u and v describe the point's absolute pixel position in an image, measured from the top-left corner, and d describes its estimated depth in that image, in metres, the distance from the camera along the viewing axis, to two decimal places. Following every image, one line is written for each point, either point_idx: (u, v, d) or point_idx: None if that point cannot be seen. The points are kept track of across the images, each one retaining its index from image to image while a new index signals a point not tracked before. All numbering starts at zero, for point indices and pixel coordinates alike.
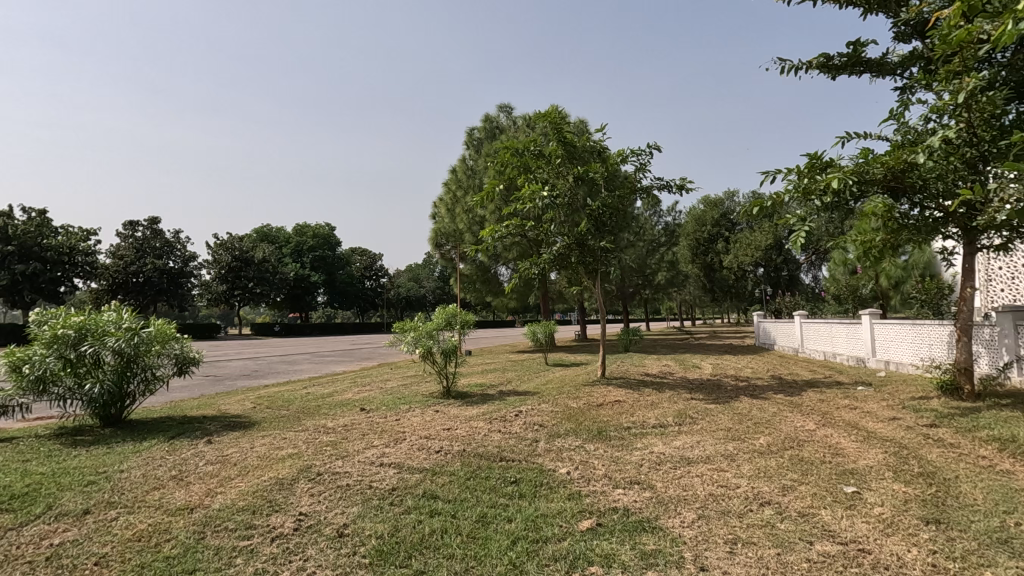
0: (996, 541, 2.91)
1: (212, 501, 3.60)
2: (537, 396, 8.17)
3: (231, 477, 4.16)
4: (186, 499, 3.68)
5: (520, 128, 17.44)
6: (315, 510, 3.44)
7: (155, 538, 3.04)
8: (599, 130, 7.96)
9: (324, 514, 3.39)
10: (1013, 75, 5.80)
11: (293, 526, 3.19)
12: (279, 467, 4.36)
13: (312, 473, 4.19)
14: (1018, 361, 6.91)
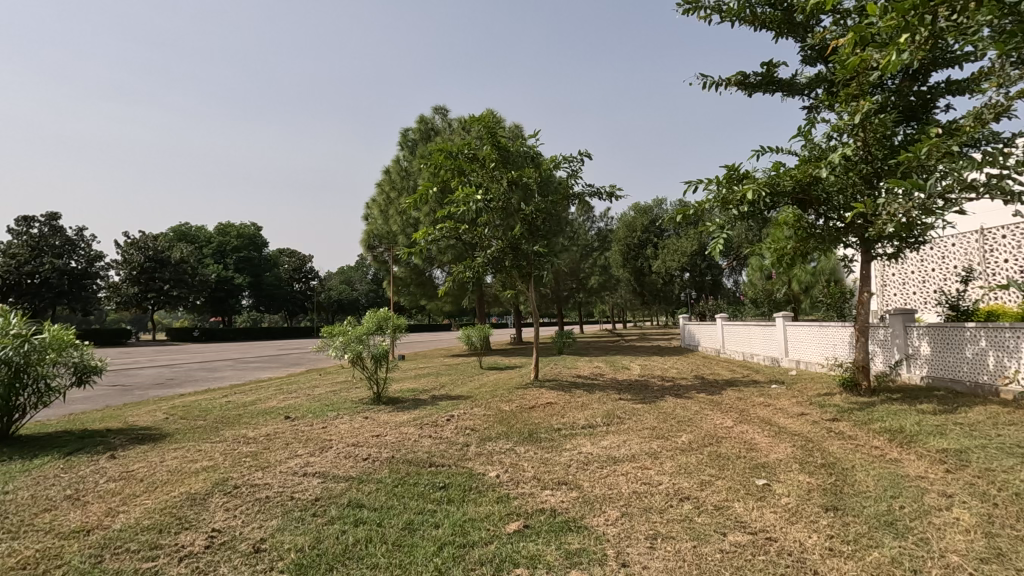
0: (883, 524, 3.18)
1: (112, 522, 3.33)
2: (469, 400, 8.14)
3: (136, 493, 3.87)
4: (83, 520, 3.38)
5: (455, 130, 17.41)
6: (229, 525, 3.26)
7: (42, 565, 2.78)
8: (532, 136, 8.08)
9: (239, 529, 3.21)
10: (901, 100, 6.45)
11: (205, 544, 3.00)
12: (192, 481, 4.10)
13: (228, 486, 3.97)
14: (908, 359, 7.63)
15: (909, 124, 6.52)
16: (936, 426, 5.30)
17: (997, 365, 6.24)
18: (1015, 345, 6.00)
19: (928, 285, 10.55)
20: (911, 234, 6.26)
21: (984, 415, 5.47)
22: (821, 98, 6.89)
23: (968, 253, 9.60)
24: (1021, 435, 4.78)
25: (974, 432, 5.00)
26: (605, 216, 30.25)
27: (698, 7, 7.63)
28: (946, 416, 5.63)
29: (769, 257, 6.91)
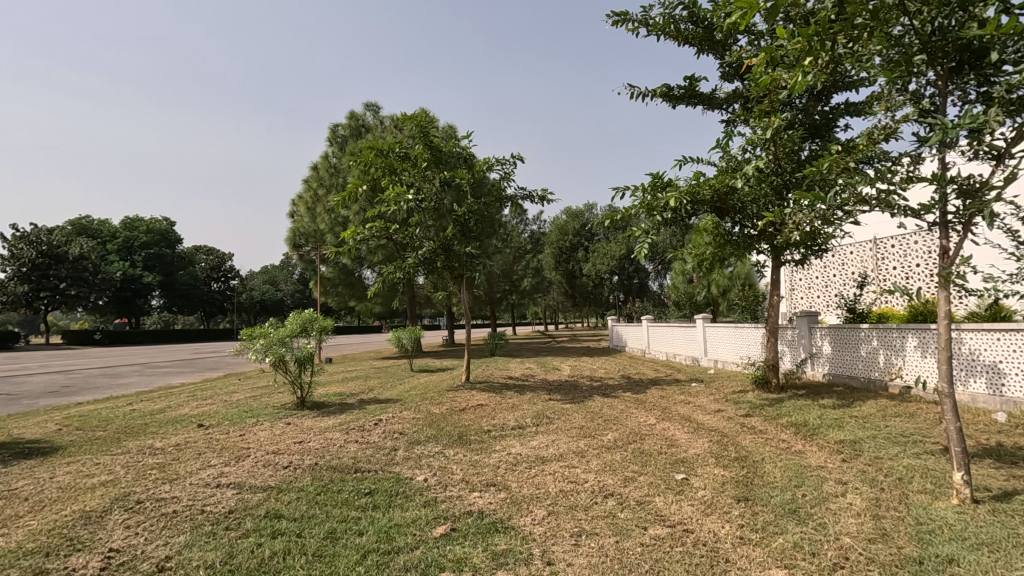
0: (788, 511, 3.40)
1: None
2: (399, 404, 7.97)
3: (19, 514, 3.47)
4: None
5: (387, 128, 17.02)
6: (130, 544, 2.99)
7: None
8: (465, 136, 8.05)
9: (140, 547, 2.96)
10: (806, 118, 6.98)
11: (100, 566, 2.74)
12: (87, 498, 3.74)
13: (129, 501, 3.65)
14: (811, 357, 8.26)
15: (814, 140, 7.05)
16: (835, 419, 5.75)
17: (885, 363, 6.87)
18: (901, 345, 6.63)
19: (829, 289, 11.45)
20: (815, 243, 6.76)
21: (873, 408, 6.00)
22: (737, 112, 7.33)
23: (863, 261, 10.52)
24: (904, 425, 5.29)
25: (866, 424, 5.48)
26: (538, 220, 30.71)
27: (626, 19, 7.88)
28: (843, 410, 6.13)
29: (690, 262, 7.22)
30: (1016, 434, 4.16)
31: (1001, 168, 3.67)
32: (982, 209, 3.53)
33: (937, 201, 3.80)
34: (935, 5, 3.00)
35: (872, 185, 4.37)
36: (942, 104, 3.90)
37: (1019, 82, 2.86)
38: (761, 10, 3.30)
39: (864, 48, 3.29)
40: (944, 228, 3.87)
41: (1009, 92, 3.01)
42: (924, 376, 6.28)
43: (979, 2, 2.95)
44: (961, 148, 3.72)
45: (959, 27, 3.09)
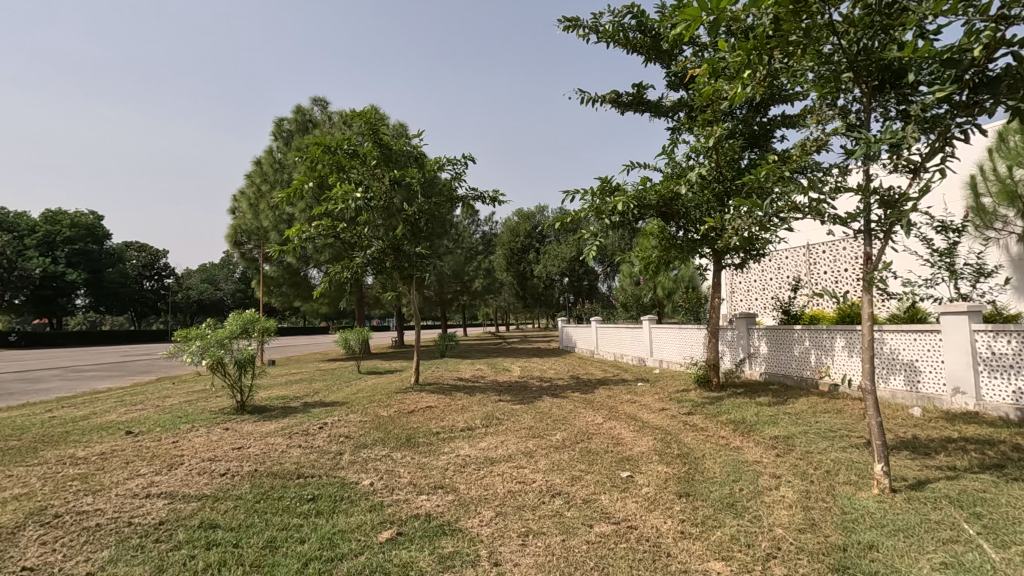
0: (726, 505, 3.54)
1: None
2: (345, 407, 7.77)
3: None
4: None
5: (335, 124, 16.56)
6: (45, 562, 2.78)
7: None
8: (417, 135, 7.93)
9: (58, 565, 2.75)
10: (745, 129, 7.31)
11: None
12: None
13: (46, 516, 3.39)
14: (749, 357, 8.64)
15: (753, 150, 7.38)
16: (770, 416, 6.03)
17: (816, 362, 7.27)
18: (830, 345, 7.03)
19: (766, 292, 11.99)
20: (753, 247, 7.08)
21: (804, 405, 6.33)
22: (683, 120, 7.58)
23: (797, 265, 11.10)
24: (832, 421, 5.61)
25: (798, 420, 5.77)
26: (490, 221, 30.70)
27: (576, 25, 8.02)
28: (778, 407, 6.44)
29: (637, 264, 7.39)
30: (929, 428, 4.49)
31: (917, 181, 3.96)
32: (900, 218, 3.79)
33: (861, 211, 4.05)
34: (860, 26, 3.21)
35: (804, 193, 4.61)
36: (866, 120, 4.16)
37: (932, 102, 3.10)
38: (703, 23, 3.41)
39: (799, 63, 3.46)
40: (867, 235, 4.12)
41: (923, 110, 3.24)
42: (850, 374, 6.68)
43: (899, 27, 3.20)
44: (882, 161, 3.98)
45: (882, 49, 3.30)
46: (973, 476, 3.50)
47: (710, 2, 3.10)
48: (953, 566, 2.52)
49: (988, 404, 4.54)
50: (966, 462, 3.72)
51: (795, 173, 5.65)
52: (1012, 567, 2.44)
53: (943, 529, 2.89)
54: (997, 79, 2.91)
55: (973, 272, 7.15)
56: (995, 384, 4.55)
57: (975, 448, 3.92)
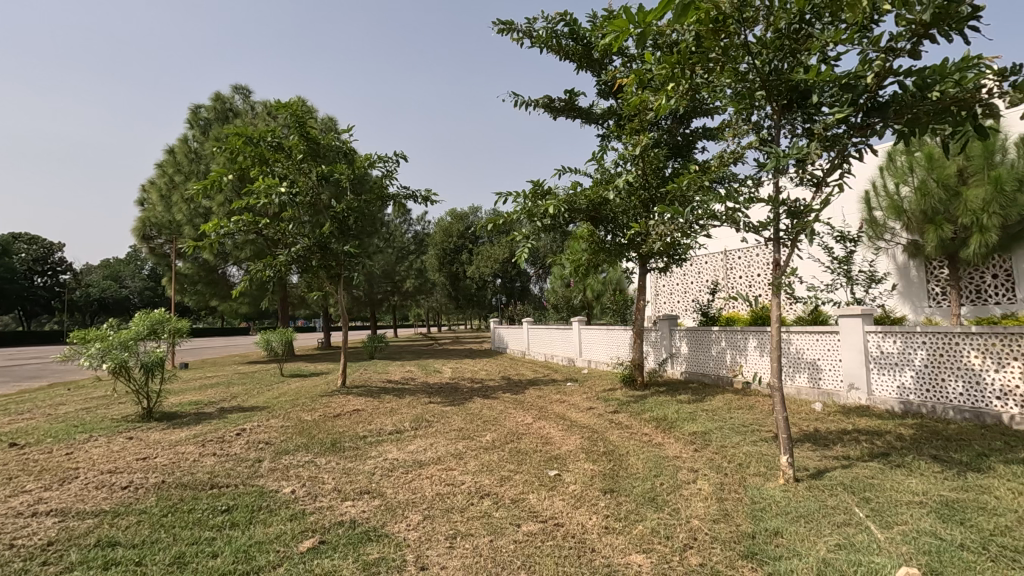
0: (647, 500, 3.67)
1: None
2: (265, 412, 7.39)
3: None
4: None
5: (258, 114, 15.73)
6: None
7: None
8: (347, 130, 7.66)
9: None
10: (669, 139, 7.66)
11: None
12: None
13: None
14: (671, 357, 9.04)
15: (676, 159, 7.73)
16: (689, 413, 6.34)
17: (731, 361, 7.72)
18: (744, 345, 7.50)
19: (687, 295, 12.59)
20: (676, 252, 7.42)
21: (721, 402, 6.70)
22: (612, 128, 7.83)
23: (715, 270, 11.76)
24: (745, 416, 5.98)
25: (715, 416, 6.11)
26: (422, 220, 30.26)
27: (511, 29, 8.10)
28: (697, 404, 6.78)
29: (568, 267, 7.52)
30: (828, 421, 4.88)
31: (819, 194, 4.29)
32: (805, 228, 4.10)
33: (771, 220, 4.34)
34: (771, 49, 3.45)
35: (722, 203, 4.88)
36: (777, 136, 4.46)
37: (832, 122, 3.37)
38: (632, 35, 3.54)
39: (718, 79, 3.67)
40: (776, 243, 4.41)
41: (825, 129, 3.52)
42: (760, 373, 7.16)
43: (805, 51, 3.47)
44: (789, 174, 4.29)
45: (790, 70, 3.55)
46: (863, 464, 3.84)
47: (638, 16, 3.21)
48: (845, 547, 2.75)
49: (878, 398, 5.00)
50: (858, 452, 4.08)
51: (714, 182, 5.97)
52: (894, 546, 2.68)
53: (838, 514, 3.15)
54: (885, 105, 3.21)
55: (866, 278, 7.88)
56: (883, 380, 5.01)
57: (866, 438, 4.31)
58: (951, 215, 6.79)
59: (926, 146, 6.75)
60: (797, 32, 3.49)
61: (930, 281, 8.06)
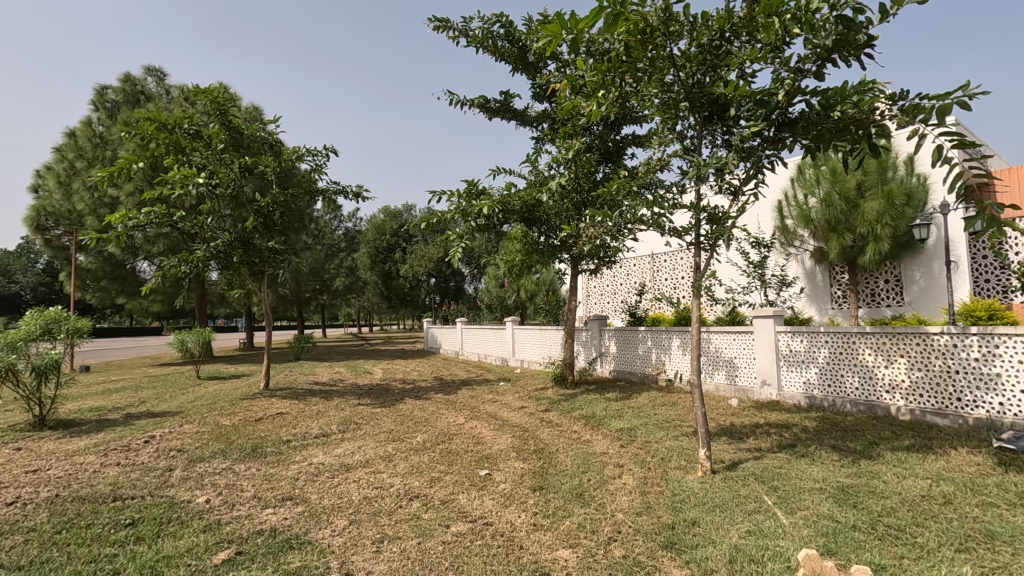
0: (575, 496, 3.76)
1: None
2: (178, 417, 6.92)
3: None
4: None
5: (174, 99, 14.69)
6: None
7: None
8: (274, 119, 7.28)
9: None
10: (600, 145, 7.88)
11: None
12: None
13: None
14: (600, 356, 9.30)
15: (607, 164, 7.95)
16: (616, 410, 6.55)
17: (656, 360, 8.05)
18: (668, 344, 7.84)
19: (616, 295, 12.98)
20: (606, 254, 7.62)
21: (646, 399, 6.97)
22: (545, 131, 7.96)
23: (643, 272, 12.22)
24: (668, 413, 6.25)
25: (640, 413, 6.34)
26: (354, 217, 29.43)
27: (446, 26, 8.04)
28: (623, 401, 7.02)
29: (502, 267, 7.54)
30: (743, 415, 5.19)
31: (736, 202, 4.54)
32: (723, 234, 4.34)
33: (693, 225, 4.57)
34: (695, 62, 3.62)
35: (649, 208, 5.07)
36: (699, 146, 4.69)
37: (747, 135, 3.59)
38: (565, 41, 3.60)
39: (646, 89, 3.81)
40: (697, 248, 4.63)
41: (741, 142, 3.72)
42: (682, 370, 7.51)
43: (724, 67, 3.67)
44: (709, 182, 4.53)
45: (711, 84, 3.73)
46: (773, 455, 4.12)
47: (569, 22, 3.29)
48: (754, 533, 2.94)
49: (787, 393, 5.38)
50: (768, 444, 4.37)
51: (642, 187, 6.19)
52: (797, 529, 2.89)
53: (749, 502, 3.36)
54: (794, 121, 3.48)
55: (777, 281, 8.45)
56: (792, 376, 5.40)
57: (775, 431, 4.62)
58: (851, 225, 7.39)
59: (831, 161, 7.34)
60: (717, 49, 3.70)
61: (833, 285, 8.75)
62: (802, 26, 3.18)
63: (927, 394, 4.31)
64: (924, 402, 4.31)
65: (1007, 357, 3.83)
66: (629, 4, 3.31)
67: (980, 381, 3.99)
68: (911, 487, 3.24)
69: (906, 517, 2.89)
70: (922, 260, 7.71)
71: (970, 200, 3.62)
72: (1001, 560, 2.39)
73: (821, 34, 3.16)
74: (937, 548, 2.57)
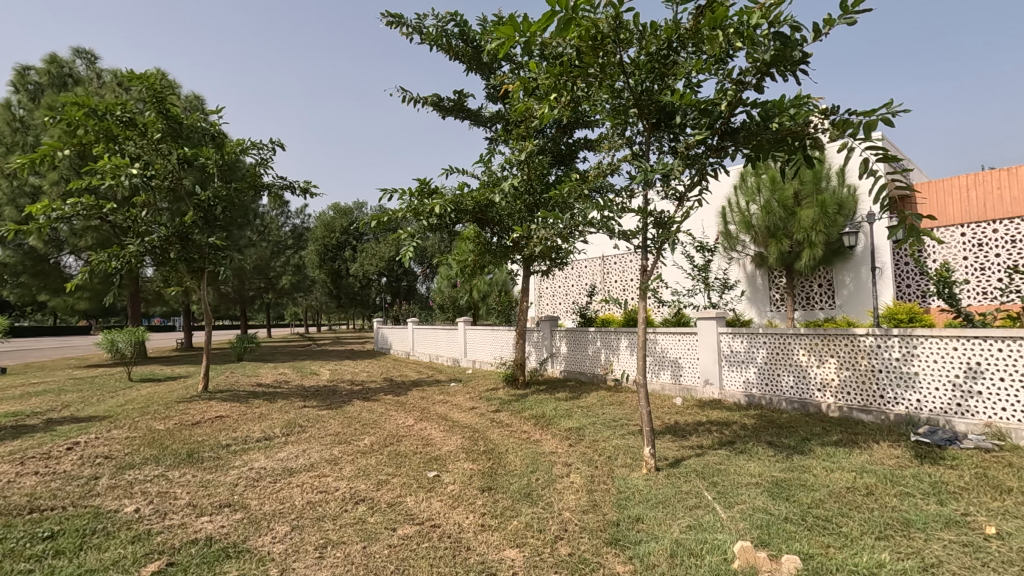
0: (523, 496, 3.78)
1: None
2: (106, 422, 6.50)
3: None
4: None
5: (106, 84, 13.81)
6: None
7: None
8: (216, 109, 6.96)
9: None
10: (552, 147, 7.96)
11: None
12: None
13: None
14: (551, 356, 9.39)
15: (559, 166, 8.05)
16: (566, 410, 6.63)
17: (605, 360, 8.21)
18: (617, 344, 8.00)
19: (568, 297, 13.13)
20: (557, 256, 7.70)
21: (595, 398, 7.09)
22: (499, 132, 7.97)
23: (594, 274, 12.43)
24: (616, 412, 6.37)
25: (589, 413, 6.44)
26: (302, 214, 28.57)
27: (400, 22, 7.93)
28: (573, 401, 7.11)
29: (454, 267, 7.48)
30: (686, 414, 5.36)
31: (681, 207, 4.68)
32: (669, 238, 4.47)
33: (641, 229, 4.68)
34: (643, 70, 3.70)
35: (599, 211, 5.14)
36: (647, 152, 4.81)
37: (693, 143, 3.70)
38: (518, 43, 3.61)
39: (597, 94, 3.86)
40: (645, 251, 4.75)
41: (687, 149, 3.83)
42: (629, 370, 7.70)
43: (671, 76, 3.77)
44: (657, 188, 4.65)
45: (659, 92, 3.83)
46: (714, 451, 4.28)
47: (523, 24, 3.30)
48: (695, 528, 3.04)
49: (727, 392, 5.60)
50: (710, 441, 4.54)
51: (593, 190, 6.29)
52: (734, 523, 3.01)
53: (690, 498, 3.47)
54: (736, 130, 3.61)
55: (721, 284, 8.78)
56: (733, 375, 5.62)
57: (716, 429, 4.80)
58: (788, 232, 7.77)
59: (770, 171, 7.68)
60: (665, 58, 3.78)
61: (772, 288, 9.16)
62: (745, 40, 3.31)
63: (854, 392, 4.58)
64: (851, 400, 4.58)
65: (924, 357, 4.11)
66: (581, 10, 3.37)
67: (899, 379, 4.27)
68: (837, 479, 3.43)
69: (833, 508, 3.06)
70: (852, 266, 8.19)
71: (894, 210, 3.87)
72: (914, 546, 2.57)
73: (761, 50, 3.31)
74: (859, 536, 2.73)
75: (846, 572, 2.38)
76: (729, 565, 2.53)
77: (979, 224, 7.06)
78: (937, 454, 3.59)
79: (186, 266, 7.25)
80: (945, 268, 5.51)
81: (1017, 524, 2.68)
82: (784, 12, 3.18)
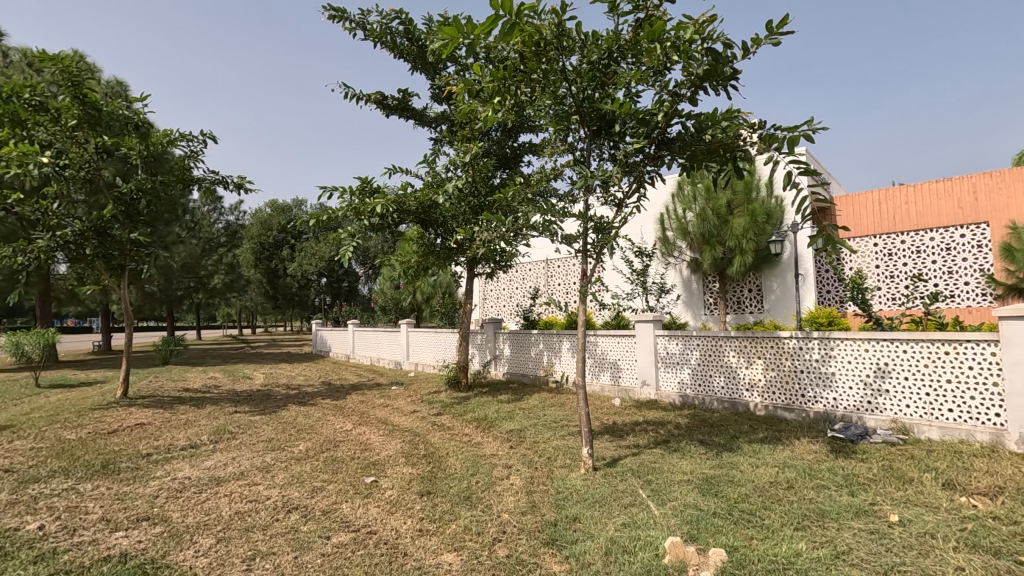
0: (463, 499, 3.75)
1: None
2: (7, 432, 5.93)
3: None
4: None
5: (13, 64, 12.69)
6: None
7: None
8: (141, 97, 6.48)
9: None
10: (497, 150, 7.97)
11: None
12: None
13: None
14: (494, 359, 9.39)
15: (503, 169, 8.07)
16: (508, 412, 6.64)
17: (546, 362, 8.30)
18: (558, 347, 8.10)
19: (512, 299, 13.17)
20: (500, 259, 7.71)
21: (536, 401, 7.14)
22: (444, 133, 7.92)
23: (537, 276, 12.53)
24: (556, 414, 6.44)
25: (530, 415, 6.47)
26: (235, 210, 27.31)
27: (343, 17, 7.73)
28: (515, 403, 7.13)
29: (396, 268, 7.32)
30: (624, 414, 5.50)
31: (620, 213, 4.80)
32: (608, 242, 4.56)
33: (583, 233, 4.76)
34: (585, 78, 3.77)
35: (541, 215, 5.18)
36: (588, 159, 4.90)
37: (631, 151, 3.80)
38: (462, 45, 3.59)
39: (540, 99, 3.89)
40: (586, 255, 4.83)
41: (626, 156, 3.93)
42: (569, 373, 7.82)
43: (612, 85, 3.86)
44: (598, 194, 4.75)
45: (599, 100, 3.90)
46: (649, 451, 4.41)
47: (467, 27, 3.28)
48: (629, 525, 3.11)
49: (663, 393, 5.78)
50: (645, 440, 4.67)
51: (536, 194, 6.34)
52: (666, 519, 3.11)
53: (626, 496, 3.56)
54: (671, 140, 3.74)
55: (658, 289, 9.07)
56: (669, 377, 5.81)
57: (652, 428, 4.94)
58: (722, 238, 8.13)
59: (705, 180, 8.01)
60: (606, 67, 3.88)
61: (706, 293, 9.55)
62: (680, 53, 3.43)
63: (778, 391, 4.86)
64: (776, 399, 4.85)
65: (839, 358, 4.41)
66: (525, 16, 3.40)
67: (818, 379, 4.56)
68: (762, 475, 3.61)
69: (758, 502, 3.22)
70: (778, 272, 8.67)
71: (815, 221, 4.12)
72: (828, 535, 2.74)
73: (695, 64, 3.46)
74: (780, 527, 2.88)
75: (766, 561, 2.51)
76: (660, 561, 2.60)
77: (890, 235, 7.64)
78: (849, 449, 3.84)
79: (105, 263, 6.66)
80: (859, 275, 5.92)
81: (916, 511, 2.91)
82: (716, 29, 3.34)
